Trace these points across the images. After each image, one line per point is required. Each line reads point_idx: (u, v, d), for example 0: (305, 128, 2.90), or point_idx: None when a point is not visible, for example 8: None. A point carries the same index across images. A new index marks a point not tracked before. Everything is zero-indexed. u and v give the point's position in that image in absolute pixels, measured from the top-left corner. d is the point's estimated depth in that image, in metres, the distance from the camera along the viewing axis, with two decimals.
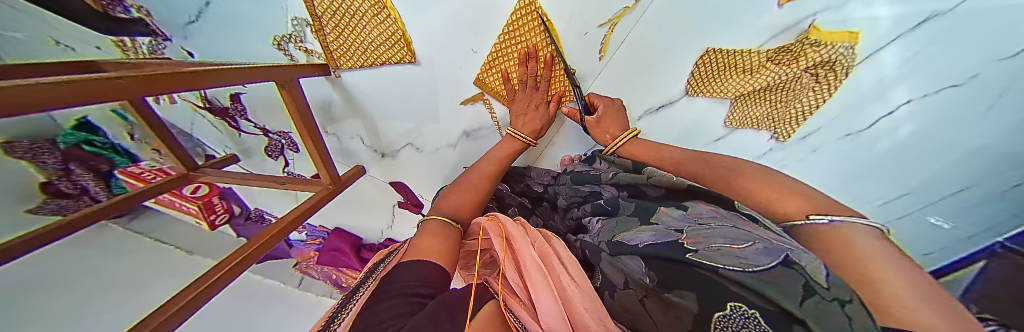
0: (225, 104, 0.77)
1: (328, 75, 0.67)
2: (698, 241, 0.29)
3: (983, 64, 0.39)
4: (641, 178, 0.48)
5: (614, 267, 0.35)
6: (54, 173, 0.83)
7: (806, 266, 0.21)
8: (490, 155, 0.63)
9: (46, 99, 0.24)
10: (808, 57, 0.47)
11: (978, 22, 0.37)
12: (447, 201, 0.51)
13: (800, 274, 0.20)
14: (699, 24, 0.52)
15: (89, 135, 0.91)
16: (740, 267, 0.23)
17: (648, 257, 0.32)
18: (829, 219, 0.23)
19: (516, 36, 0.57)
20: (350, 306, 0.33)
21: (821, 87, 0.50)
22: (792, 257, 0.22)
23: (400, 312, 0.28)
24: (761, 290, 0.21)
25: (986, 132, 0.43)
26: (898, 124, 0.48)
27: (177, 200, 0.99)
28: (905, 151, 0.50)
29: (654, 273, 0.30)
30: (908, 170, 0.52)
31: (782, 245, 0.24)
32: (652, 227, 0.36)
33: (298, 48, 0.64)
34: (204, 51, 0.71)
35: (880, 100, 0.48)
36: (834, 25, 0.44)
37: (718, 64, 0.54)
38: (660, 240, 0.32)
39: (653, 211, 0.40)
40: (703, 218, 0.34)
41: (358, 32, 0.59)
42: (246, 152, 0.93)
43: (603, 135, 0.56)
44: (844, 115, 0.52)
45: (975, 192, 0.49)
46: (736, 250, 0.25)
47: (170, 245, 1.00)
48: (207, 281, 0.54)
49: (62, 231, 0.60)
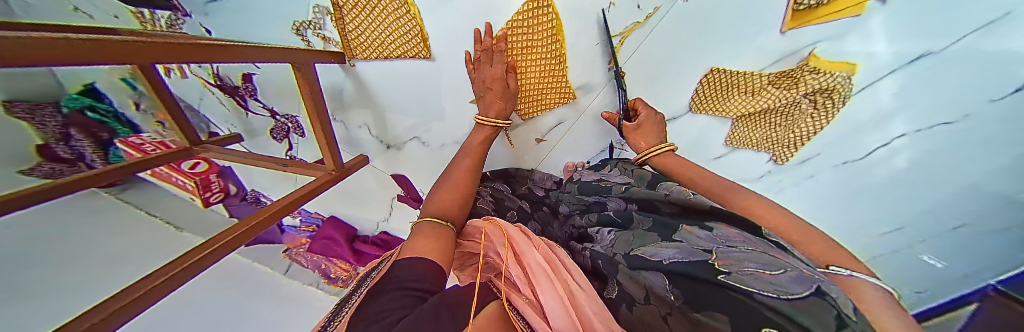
0: (237, 83, 0.77)
1: (344, 64, 0.67)
2: (729, 263, 0.28)
3: (979, 103, 0.40)
4: (657, 194, 0.45)
5: (633, 280, 0.35)
6: (52, 137, 0.81)
7: (837, 299, 0.21)
8: (467, 148, 0.60)
9: (70, 53, 0.22)
10: (807, 84, 0.50)
11: (966, 63, 0.39)
12: (432, 203, 0.50)
13: (829, 305, 0.20)
14: (692, 42, 0.55)
15: (94, 102, 0.90)
16: (775, 294, 0.22)
17: (672, 274, 0.31)
18: (847, 273, 0.24)
19: (522, 25, 0.56)
20: (344, 312, 0.31)
21: (820, 114, 0.52)
22: (823, 288, 0.22)
23: (396, 306, 0.27)
24: (795, 317, 0.20)
25: (987, 161, 0.43)
26: (895, 153, 0.50)
27: (173, 174, 0.94)
28: (903, 182, 0.51)
29: (679, 291, 0.29)
30: (906, 200, 0.53)
31: (815, 276, 0.24)
32: (675, 244, 0.35)
33: (317, 34, 0.64)
34: (221, 29, 0.71)
35: (876, 130, 0.50)
36: (833, 56, 0.47)
37: (723, 84, 0.57)
38: (688, 259, 0.31)
39: (675, 229, 0.38)
40: (730, 241, 0.32)
41: (378, 25, 0.59)
42: (251, 133, 0.92)
43: (639, 142, 0.56)
44: (837, 143, 0.55)
45: (971, 231, 0.50)
46: (769, 275, 0.25)
47: (159, 219, 0.97)
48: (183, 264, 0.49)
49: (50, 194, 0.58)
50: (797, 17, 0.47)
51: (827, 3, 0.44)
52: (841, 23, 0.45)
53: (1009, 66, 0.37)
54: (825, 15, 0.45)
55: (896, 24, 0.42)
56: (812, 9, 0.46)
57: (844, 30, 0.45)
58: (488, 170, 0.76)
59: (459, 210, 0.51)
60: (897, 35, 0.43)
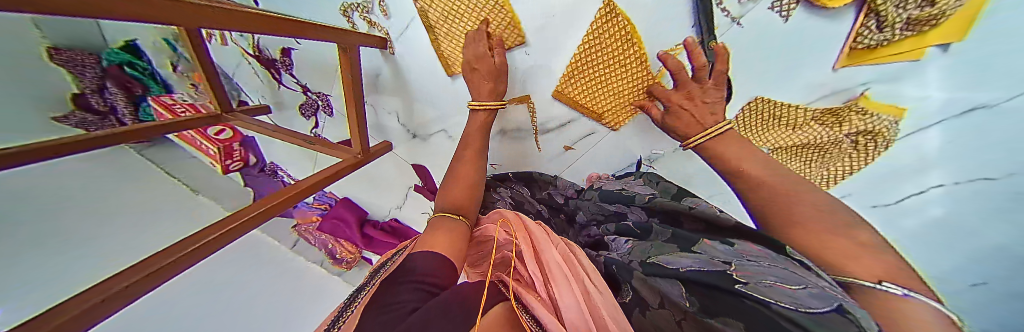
0: (274, 56, 0.79)
1: (384, 50, 0.70)
2: (748, 274, 0.29)
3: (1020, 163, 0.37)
4: (681, 207, 0.46)
5: (647, 286, 0.35)
6: (88, 88, 0.84)
7: (860, 318, 0.20)
8: (467, 137, 0.61)
9: (125, 9, 0.22)
10: (852, 123, 0.51)
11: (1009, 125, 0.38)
12: (442, 197, 0.50)
13: (851, 322, 0.19)
14: (750, 69, 0.58)
15: (132, 58, 0.92)
16: (793, 306, 0.23)
17: (688, 282, 0.32)
18: (904, 292, 0.22)
19: (598, 39, 0.61)
20: (357, 300, 0.31)
21: (860, 156, 0.52)
22: (846, 307, 0.21)
23: (410, 298, 0.28)
24: (813, 330, 0.20)
25: (1013, 225, 0.39)
26: (931, 206, 0.47)
27: (198, 138, 0.97)
28: (935, 233, 0.47)
29: (696, 299, 0.30)
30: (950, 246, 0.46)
31: (834, 293, 0.24)
32: (692, 254, 0.36)
33: (363, 17, 0.68)
34: (270, 2, 0.74)
35: (915, 180, 0.48)
36: (885, 98, 0.48)
37: (764, 113, 0.60)
38: (703, 268, 0.32)
39: (695, 241, 0.39)
40: (751, 255, 0.32)
41: (440, 22, 0.64)
42: (280, 106, 0.93)
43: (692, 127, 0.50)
44: (876, 185, 0.52)
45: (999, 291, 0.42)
46: (787, 289, 0.25)
47: (178, 181, 1.00)
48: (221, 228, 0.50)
49: (81, 146, 0.60)
50: (853, 56, 0.49)
51: (885, 46, 0.46)
52: (896, 67, 0.46)
53: None
54: (880, 57, 0.47)
55: (955, 74, 0.41)
56: (869, 50, 0.47)
57: (898, 74, 0.46)
58: (512, 173, 0.77)
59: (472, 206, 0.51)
60: (948, 84, 0.42)
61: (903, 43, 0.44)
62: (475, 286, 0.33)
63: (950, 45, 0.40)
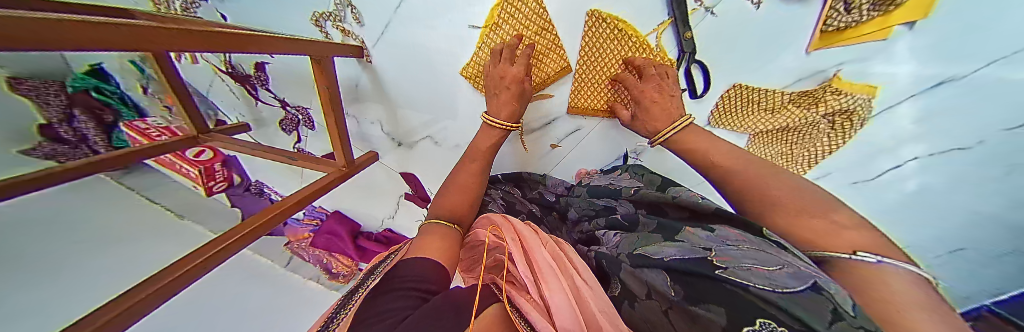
0: (248, 71, 0.77)
1: (361, 59, 0.69)
2: (726, 260, 0.29)
3: (996, 131, 0.50)
4: (665, 198, 0.48)
5: (635, 278, 0.35)
6: (55, 118, 0.80)
7: (835, 294, 0.22)
8: (474, 149, 0.60)
9: (77, 36, 0.21)
10: (829, 104, 0.57)
11: (974, 105, 0.50)
12: (436, 206, 0.50)
13: (827, 300, 0.21)
14: (728, 58, 0.58)
15: (99, 83, 0.89)
16: (771, 287, 0.24)
17: (672, 270, 0.31)
18: (876, 258, 0.24)
19: (593, 42, 0.61)
20: (351, 305, 0.31)
21: (837, 134, 0.60)
22: (821, 284, 0.23)
23: (400, 306, 0.27)
24: (791, 310, 0.21)
25: (993, 190, 0.55)
26: (905, 177, 0.61)
27: (179, 162, 0.96)
28: (923, 200, 0.62)
29: (678, 288, 0.29)
30: (939, 216, 0.62)
31: (808, 270, 0.25)
32: (676, 243, 0.36)
33: (336, 26, 0.67)
34: (239, 15, 0.72)
35: (891, 155, 0.60)
36: (856, 79, 0.54)
37: (744, 98, 0.61)
38: (687, 256, 0.32)
39: (678, 230, 0.40)
40: (731, 240, 0.33)
41: (423, 31, 0.63)
42: (260, 122, 0.92)
43: (649, 126, 0.54)
44: (855, 162, 0.64)
45: (969, 253, 0.62)
46: (765, 271, 0.26)
47: (161, 207, 0.97)
48: (204, 254, 0.51)
49: (70, 174, 0.61)
50: (824, 38, 0.51)
51: (854, 26, 0.49)
52: (870, 46, 0.50)
53: (1012, 107, 0.48)
54: (852, 37, 0.50)
55: (931, 51, 0.48)
56: (839, 31, 0.50)
57: (870, 53, 0.51)
58: (500, 175, 0.77)
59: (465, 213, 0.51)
60: (925, 60, 0.49)
61: (869, 25, 0.48)
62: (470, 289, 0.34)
63: (913, 23, 0.47)
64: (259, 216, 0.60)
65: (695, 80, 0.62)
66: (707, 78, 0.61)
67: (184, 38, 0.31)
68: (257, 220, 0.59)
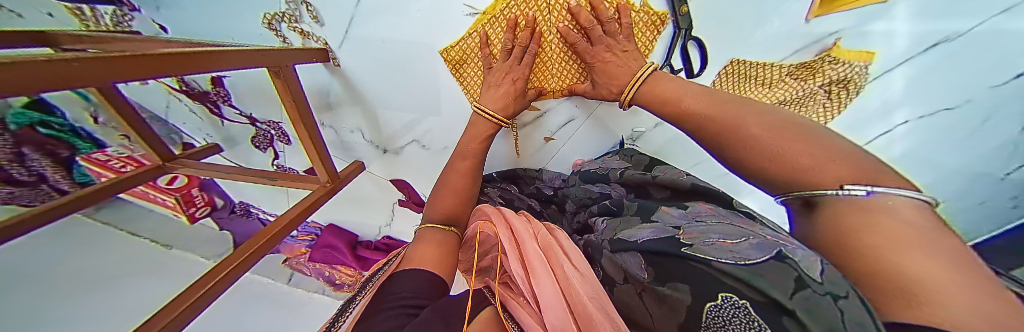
0: (206, 88, 0.71)
1: (327, 63, 0.64)
2: (693, 236, 0.28)
3: (984, 88, 0.56)
4: (647, 179, 0.49)
5: (613, 263, 0.34)
6: (5, 158, 0.73)
7: (799, 260, 0.21)
8: (462, 150, 0.55)
9: None
10: (825, 74, 0.57)
11: (964, 65, 0.53)
12: (433, 209, 0.47)
13: (791, 267, 0.20)
14: (721, 32, 0.55)
15: (43, 116, 0.78)
16: (733, 260, 0.22)
17: (645, 252, 0.29)
18: (868, 190, 0.20)
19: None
20: (350, 310, 0.32)
21: (831, 103, 0.62)
22: (785, 252, 0.22)
23: (391, 326, 0.26)
24: (753, 282, 0.20)
25: (981, 137, 0.64)
26: (896, 139, 0.67)
27: (150, 192, 0.94)
28: (917, 157, 0.70)
29: (651, 268, 0.28)
30: (942, 166, 0.70)
31: (772, 240, 0.25)
32: (652, 225, 0.36)
33: (293, 28, 0.61)
34: (181, 25, 0.65)
35: (892, 118, 0.64)
36: (854, 45, 0.53)
37: (739, 73, 0.60)
38: (658, 236, 0.31)
39: (654, 210, 0.40)
40: (700, 215, 0.35)
41: (395, 25, 0.57)
42: (231, 141, 0.87)
43: (610, 88, 0.49)
44: (854, 131, 0.67)
45: (995, 205, 0.75)
46: (730, 245, 0.25)
47: (143, 238, 0.97)
48: (186, 300, 0.49)
49: (43, 217, 0.58)
50: (825, 4, 0.50)
51: None
52: (868, 8, 0.49)
53: (998, 67, 0.53)
54: (849, 3, 0.49)
55: (924, 6, 0.48)
56: None
57: (867, 16, 0.50)
58: (494, 172, 0.75)
59: (461, 214, 0.48)
60: (918, 16, 0.49)
61: None
62: (463, 294, 0.34)
63: None
64: (246, 247, 0.58)
65: (693, 60, 0.59)
66: (704, 54, 0.57)
67: (122, 64, 0.28)
68: (247, 250, 0.57)
